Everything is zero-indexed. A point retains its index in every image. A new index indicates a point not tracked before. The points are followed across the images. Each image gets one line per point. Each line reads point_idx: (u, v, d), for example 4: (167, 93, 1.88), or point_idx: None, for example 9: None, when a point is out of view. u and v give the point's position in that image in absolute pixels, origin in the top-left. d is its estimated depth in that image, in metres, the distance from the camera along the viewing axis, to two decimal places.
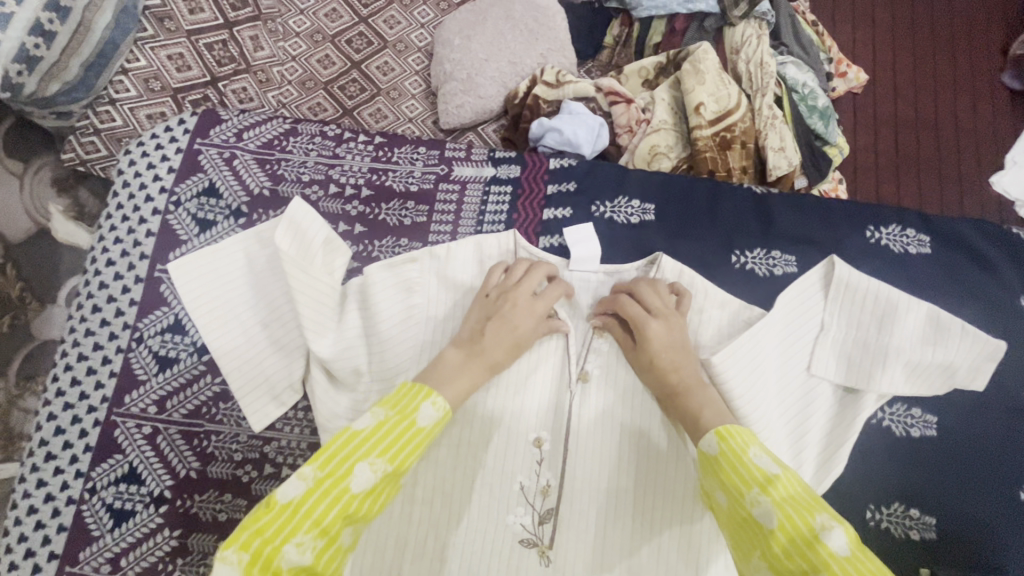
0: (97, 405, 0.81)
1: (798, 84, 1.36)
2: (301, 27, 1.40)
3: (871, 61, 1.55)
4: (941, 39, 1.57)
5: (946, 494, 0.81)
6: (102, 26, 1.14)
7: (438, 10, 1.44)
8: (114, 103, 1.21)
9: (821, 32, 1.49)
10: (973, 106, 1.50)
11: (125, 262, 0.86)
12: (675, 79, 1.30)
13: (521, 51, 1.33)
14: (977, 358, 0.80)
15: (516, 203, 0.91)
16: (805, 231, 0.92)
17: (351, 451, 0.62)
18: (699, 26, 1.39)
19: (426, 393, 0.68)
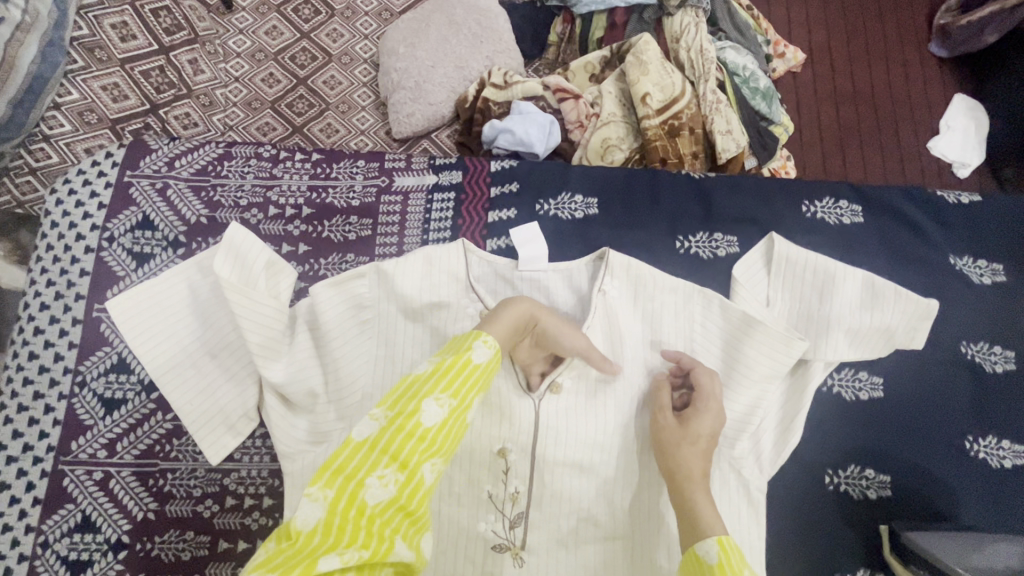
0: (43, 455, 0.78)
1: (738, 68, 1.40)
2: (241, 47, 1.36)
3: (807, 41, 1.60)
4: (869, 14, 1.63)
5: (898, 450, 0.85)
6: (28, 60, 1.13)
7: (381, 20, 1.43)
8: (49, 139, 1.20)
9: (757, 16, 1.53)
10: (904, 77, 1.56)
11: (60, 304, 0.83)
12: (620, 72, 1.32)
13: (466, 55, 1.33)
14: (912, 319, 0.84)
15: (460, 209, 0.91)
16: (745, 211, 0.94)
17: (418, 388, 0.59)
18: (638, 18, 1.42)
19: (477, 333, 0.65)
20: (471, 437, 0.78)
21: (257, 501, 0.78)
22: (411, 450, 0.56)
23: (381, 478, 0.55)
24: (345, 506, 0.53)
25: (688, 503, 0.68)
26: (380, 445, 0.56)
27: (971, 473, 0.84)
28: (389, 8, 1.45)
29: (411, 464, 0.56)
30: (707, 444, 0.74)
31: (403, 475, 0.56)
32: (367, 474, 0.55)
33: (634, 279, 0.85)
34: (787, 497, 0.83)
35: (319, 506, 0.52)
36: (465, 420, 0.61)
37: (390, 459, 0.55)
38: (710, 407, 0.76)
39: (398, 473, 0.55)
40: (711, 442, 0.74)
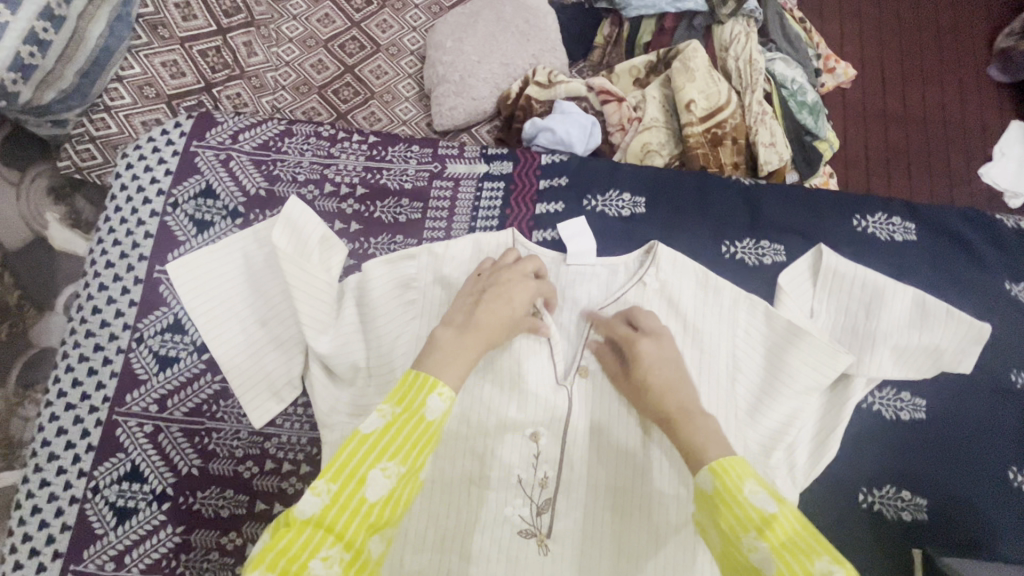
0: (99, 405, 0.82)
1: (788, 80, 1.38)
2: (293, 32, 1.41)
3: (859, 58, 1.57)
4: (927, 34, 1.60)
5: (935, 474, 0.83)
6: (96, 35, 1.16)
7: (430, 14, 1.46)
8: (110, 111, 1.23)
9: (809, 29, 1.52)
10: (959, 98, 1.52)
11: (124, 263, 0.87)
12: (665, 77, 1.32)
13: (513, 52, 1.35)
14: (962, 342, 0.82)
15: (510, 199, 0.92)
16: (793, 221, 0.93)
17: (362, 462, 0.56)
18: (687, 24, 1.41)
19: (432, 385, 0.61)
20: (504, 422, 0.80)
21: (295, 466, 0.81)
22: (358, 528, 0.55)
23: (325, 560, 0.52)
24: None
25: (680, 439, 0.65)
26: (326, 524, 0.53)
27: (1010, 504, 0.82)
28: (439, 2, 1.47)
29: (355, 542, 0.55)
30: (666, 377, 0.72)
31: (348, 554, 0.54)
32: (309, 557, 0.52)
33: (678, 276, 0.86)
34: (820, 512, 0.82)
35: None
36: (412, 486, 0.59)
37: (333, 539, 0.53)
38: (642, 347, 0.75)
39: (343, 552, 0.54)
40: (667, 370, 0.73)
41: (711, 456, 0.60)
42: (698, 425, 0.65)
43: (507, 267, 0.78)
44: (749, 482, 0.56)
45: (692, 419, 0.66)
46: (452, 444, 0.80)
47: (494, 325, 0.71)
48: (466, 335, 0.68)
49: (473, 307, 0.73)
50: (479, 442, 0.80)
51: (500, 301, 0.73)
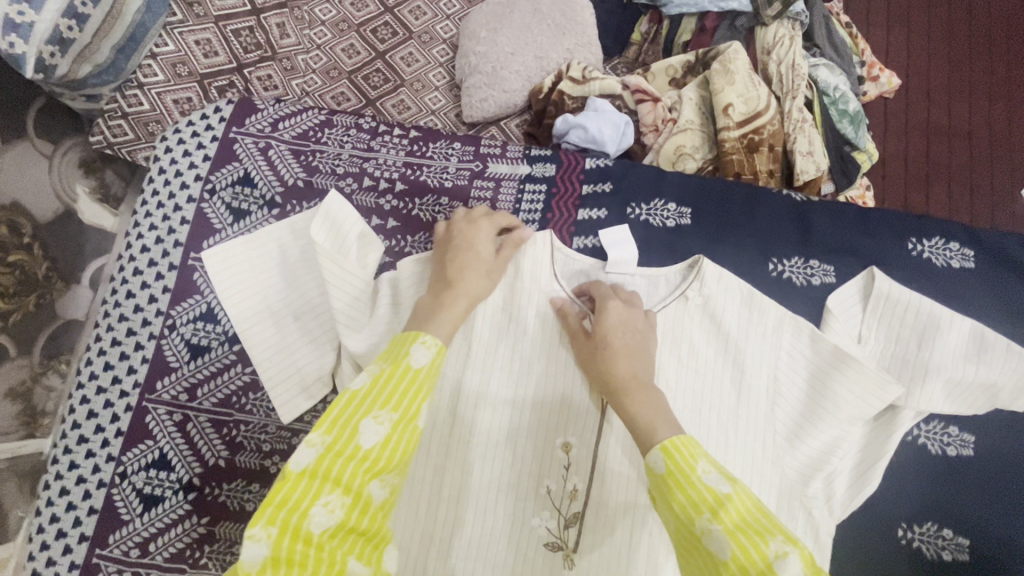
0: (129, 390, 0.82)
1: (830, 87, 1.33)
2: (327, 16, 1.39)
3: (904, 66, 1.51)
4: (978, 44, 1.53)
5: (977, 513, 0.80)
6: (134, 10, 1.13)
7: (465, 2, 1.43)
8: (142, 87, 1.20)
9: (855, 34, 1.46)
10: (1008, 115, 1.46)
11: (159, 249, 0.87)
12: (703, 78, 1.28)
13: (548, 45, 1.31)
14: (1019, 379, 0.78)
15: (551, 202, 0.90)
16: (844, 241, 0.89)
17: (355, 408, 0.57)
18: (729, 25, 1.37)
19: (414, 337, 0.63)
20: (537, 429, 0.81)
21: None
22: (355, 472, 0.54)
23: (326, 505, 0.52)
24: (289, 541, 0.50)
25: (628, 413, 0.65)
26: (322, 472, 0.53)
27: None
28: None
29: (356, 486, 0.55)
30: (619, 346, 0.72)
31: (349, 498, 0.54)
32: (310, 504, 0.52)
33: (722, 293, 0.84)
34: (855, 545, 0.80)
35: (261, 547, 0.49)
36: (413, 432, 0.59)
37: (333, 486, 0.53)
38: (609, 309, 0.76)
39: (343, 497, 0.54)
40: (626, 338, 0.74)
41: (662, 436, 0.59)
42: (644, 402, 0.65)
43: (467, 219, 0.82)
44: (702, 461, 0.56)
45: (639, 391, 0.67)
46: (480, 448, 0.80)
47: (468, 278, 0.75)
48: (444, 298, 0.72)
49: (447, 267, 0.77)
50: (508, 450, 0.80)
51: (463, 255, 0.77)
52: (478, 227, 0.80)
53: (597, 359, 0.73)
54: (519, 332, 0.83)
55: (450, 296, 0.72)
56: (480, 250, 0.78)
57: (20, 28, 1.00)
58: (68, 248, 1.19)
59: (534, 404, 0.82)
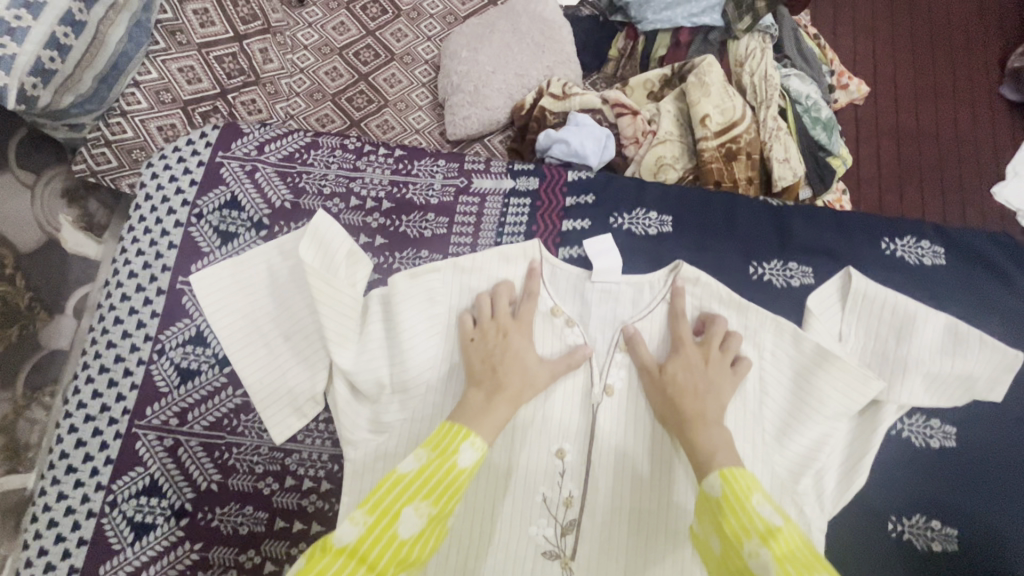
0: (118, 417, 0.81)
1: (801, 96, 1.38)
2: (309, 40, 1.44)
3: (872, 75, 1.57)
4: (940, 51, 1.60)
5: (964, 503, 0.82)
6: (115, 40, 1.13)
7: (445, 24, 1.47)
8: (126, 115, 1.20)
9: (823, 46, 1.52)
10: (973, 117, 1.52)
11: (147, 274, 0.86)
12: (680, 91, 1.31)
13: (527, 63, 1.35)
14: (996, 370, 0.80)
15: (536, 214, 0.91)
16: (820, 241, 0.92)
17: (399, 494, 0.62)
18: (703, 39, 1.41)
19: (465, 434, 0.68)
20: (531, 437, 0.83)
21: (316, 484, 0.80)
22: (389, 560, 0.59)
23: None
24: None
25: (693, 444, 0.73)
26: (360, 554, 0.57)
27: None
28: (453, 13, 1.48)
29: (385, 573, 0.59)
30: (694, 384, 0.78)
31: None
32: None
33: (700, 300, 0.87)
34: (849, 543, 0.81)
35: None
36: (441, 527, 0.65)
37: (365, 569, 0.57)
38: (684, 352, 0.81)
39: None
40: (698, 379, 0.79)
41: (720, 463, 0.68)
42: (711, 435, 0.72)
43: (509, 318, 0.83)
44: (755, 495, 0.63)
45: (707, 426, 0.74)
46: None
47: (516, 380, 0.77)
48: (494, 399, 0.75)
49: (492, 365, 0.78)
50: (504, 459, 0.83)
51: (509, 359, 0.79)
52: (521, 327, 0.81)
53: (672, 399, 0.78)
54: None
55: (499, 393, 0.75)
56: (528, 357, 0.80)
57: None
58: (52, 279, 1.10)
59: (530, 414, 0.84)
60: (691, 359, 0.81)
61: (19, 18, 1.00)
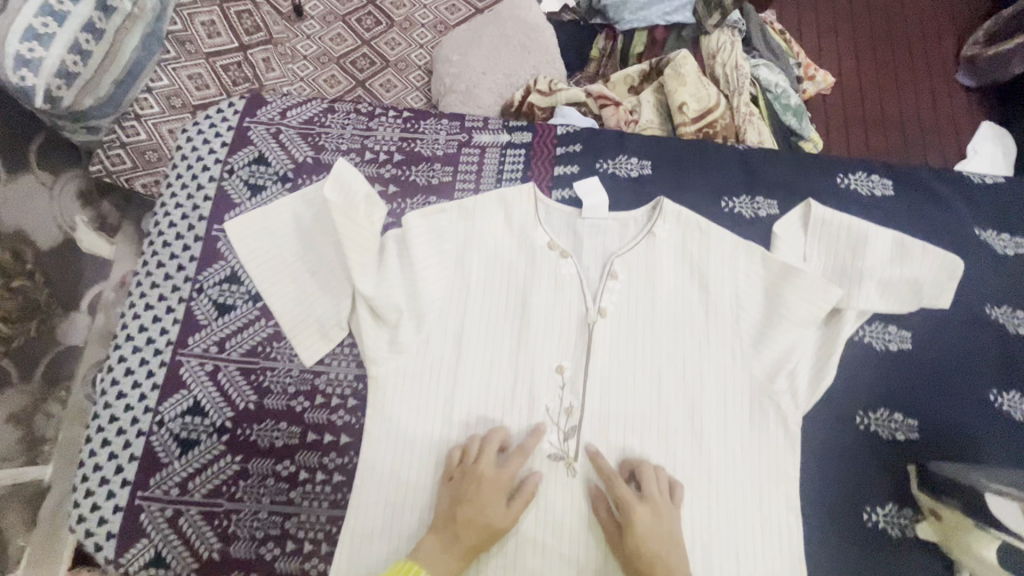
0: (162, 348, 0.90)
1: (771, 85, 1.52)
2: (308, 50, 1.59)
3: (837, 69, 1.76)
4: (898, 45, 1.80)
5: (923, 395, 0.92)
6: (128, 47, 1.29)
7: (436, 33, 1.64)
8: (139, 119, 1.36)
9: (789, 41, 1.70)
10: (933, 103, 1.71)
11: (185, 224, 0.96)
12: (659, 83, 1.45)
13: (516, 65, 1.48)
14: (940, 276, 0.91)
15: (531, 162, 1.03)
16: (782, 177, 1.04)
17: None
18: (676, 36, 1.57)
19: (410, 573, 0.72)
20: (533, 356, 0.91)
21: (343, 400, 0.89)
22: None
23: None
24: None
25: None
26: None
27: (992, 422, 0.91)
28: (443, 22, 1.65)
29: None
30: (657, 490, 0.83)
31: None
32: None
33: (683, 227, 0.97)
34: (822, 437, 0.91)
35: None
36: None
37: None
38: (647, 477, 0.84)
39: None
40: (658, 491, 0.83)
41: None
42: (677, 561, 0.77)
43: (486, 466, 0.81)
44: None
45: (672, 550, 0.78)
46: (485, 375, 0.90)
47: (478, 523, 0.77)
48: (451, 548, 0.76)
49: (456, 510, 0.78)
50: (509, 377, 0.90)
51: (475, 503, 0.78)
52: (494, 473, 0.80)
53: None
54: (511, 269, 0.95)
55: (456, 544, 0.76)
56: (492, 476, 0.80)
57: (30, 63, 1.11)
58: (67, 278, 1.27)
59: (531, 336, 0.92)
60: (655, 511, 0.81)
61: (45, 25, 1.13)
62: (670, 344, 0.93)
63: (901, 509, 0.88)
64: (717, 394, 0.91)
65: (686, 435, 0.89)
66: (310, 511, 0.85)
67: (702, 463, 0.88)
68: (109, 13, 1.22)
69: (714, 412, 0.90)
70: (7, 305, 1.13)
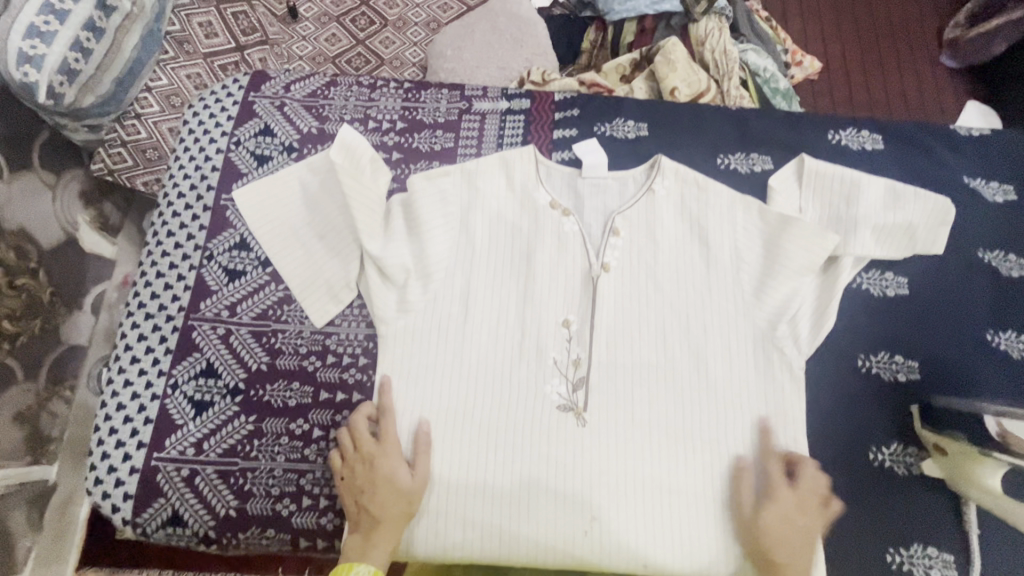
0: (175, 314, 0.91)
1: (759, 69, 1.57)
2: (304, 51, 1.67)
3: (824, 53, 1.82)
4: (882, 28, 1.85)
5: (922, 337, 0.94)
6: (129, 46, 1.27)
7: (429, 30, 1.70)
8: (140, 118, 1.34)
9: (775, 27, 1.75)
10: (918, 83, 1.77)
11: (193, 194, 0.98)
12: (651, 71, 1.46)
13: (509, 58, 1.51)
14: (933, 221, 0.94)
15: (530, 126, 1.05)
16: (774, 135, 1.07)
17: None
18: (665, 24, 1.59)
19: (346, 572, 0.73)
20: (540, 311, 0.93)
21: (354, 359, 0.91)
22: None
23: None
24: None
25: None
26: None
27: (991, 361, 0.93)
28: (436, 20, 1.72)
29: None
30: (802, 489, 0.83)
31: None
32: None
33: (682, 184, 0.99)
34: (826, 381, 0.93)
35: None
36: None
37: None
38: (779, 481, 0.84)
39: None
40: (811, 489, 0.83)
41: None
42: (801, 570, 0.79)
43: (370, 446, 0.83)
44: None
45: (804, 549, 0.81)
46: (493, 330, 0.92)
47: (391, 507, 0.80)
48: (371, 537, 0.78)
49: (361, 501, 0.81)
50: (516, 331, 0.92)
51: (376, 485, 0.81)
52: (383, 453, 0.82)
53: (759, 553, 0.82)
54: (515, 229, 0.97)
55: (376, 530, 0.78)
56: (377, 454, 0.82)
57: (32, 60, 1.12)
58: (73, 277, 1.29)
59: (536, 292, 0.94)
60: (787, 504, 0.82)
61: (48, 23, 1.14)
62: (674, 296, 0.94)
63: (907, 448, 0.89)
64: (724, 343, 0.92)
65: (692, 381, 0.91)
66: (325, 467, 0.86)
67: (710, 407, 0.89)
68: (109, 12, 1.22)
69: (719, 358, 0.91)
70: (12, 302, 1.13)
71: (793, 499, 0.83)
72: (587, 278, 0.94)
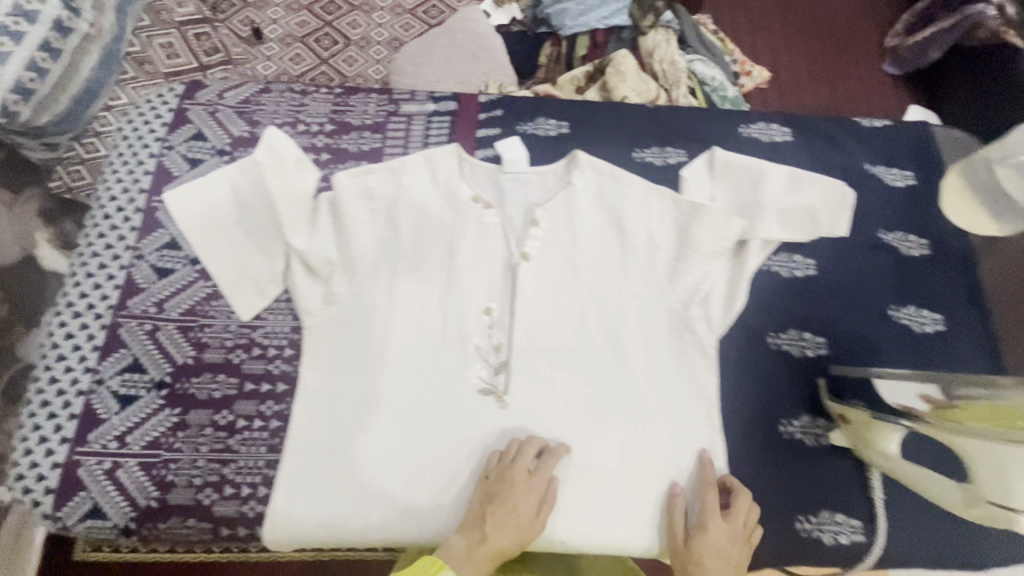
0: (103, 312, 0.93)
1: (707, 78, 1.63)
2: (268, 70, 1.68)
3: (773, 64, 1.91)
4: (826, 41, 1.95)
5: (829, 315, 0.99)
6: (87, 67, 1.36)
7: (391, 48, 1.75)
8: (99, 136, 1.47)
9: (722, 39, 1.82)
10: (863, 91, 1.86)
11: (126, 197, 1.01)
12: (602, 83, 1.53)
13: (466, 71, 1.57)
14: (833, 202, 0.97)
15: (455, 126, 1.11)
16: (689, 129, 1.13)
17: None
18: (617, 37, 1.68)
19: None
20: (463, 300, 0.96)
21: (279, 351, 0.94)
22: None
23: None
24: None
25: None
26: None
27: (893, 335, 0.98)
28: (398, 39, 1.76)
29: None
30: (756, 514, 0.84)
31: None
32: None
33: (599, 174, 1.02)
34: (739, 359, 0.97)
35: None
36: None
37: None
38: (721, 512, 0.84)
39: None
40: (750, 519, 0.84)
41: None
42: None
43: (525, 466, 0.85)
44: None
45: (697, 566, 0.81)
46: (416, 319, 0.95)
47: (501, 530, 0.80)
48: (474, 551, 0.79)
49: (484, 510, 0.82)
50: (439, 320, 0.95)
51: (508, 499, 0.82)
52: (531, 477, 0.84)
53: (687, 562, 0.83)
54: (438, 222, 1.00)
55: (482, 545, 0.79)
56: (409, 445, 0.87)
57: None
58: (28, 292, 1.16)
59: (458, 282, 0.97)
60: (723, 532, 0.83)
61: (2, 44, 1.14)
62: (592, 283, 0.98)
63: (815, 420, 0.93)
64: (642, 325, 0.96)
65: (610, 361, 0.94)
66: (249, 456, 0.88)
67: (627, 386, 0.93)
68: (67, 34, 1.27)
69: (636, 339, 0.95)
70: None
71: (727, 529, 0.83)
72: (507, 268, 0.98)
